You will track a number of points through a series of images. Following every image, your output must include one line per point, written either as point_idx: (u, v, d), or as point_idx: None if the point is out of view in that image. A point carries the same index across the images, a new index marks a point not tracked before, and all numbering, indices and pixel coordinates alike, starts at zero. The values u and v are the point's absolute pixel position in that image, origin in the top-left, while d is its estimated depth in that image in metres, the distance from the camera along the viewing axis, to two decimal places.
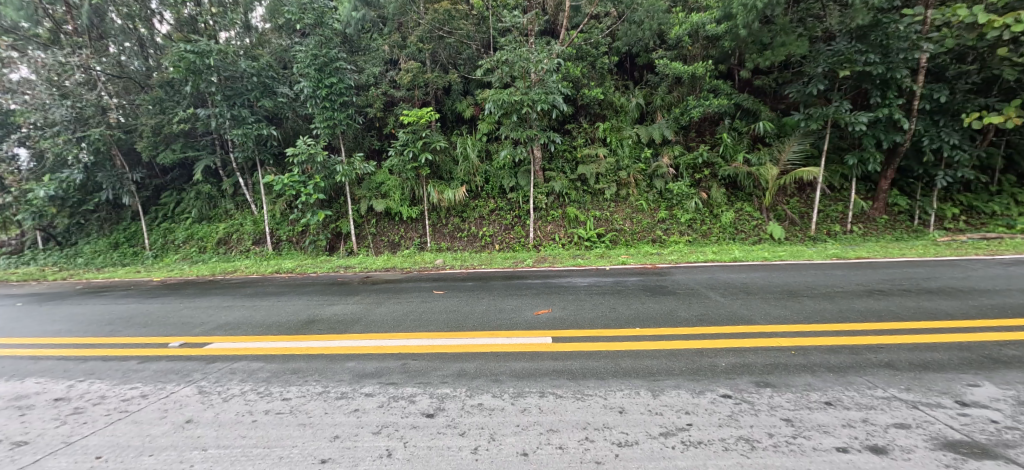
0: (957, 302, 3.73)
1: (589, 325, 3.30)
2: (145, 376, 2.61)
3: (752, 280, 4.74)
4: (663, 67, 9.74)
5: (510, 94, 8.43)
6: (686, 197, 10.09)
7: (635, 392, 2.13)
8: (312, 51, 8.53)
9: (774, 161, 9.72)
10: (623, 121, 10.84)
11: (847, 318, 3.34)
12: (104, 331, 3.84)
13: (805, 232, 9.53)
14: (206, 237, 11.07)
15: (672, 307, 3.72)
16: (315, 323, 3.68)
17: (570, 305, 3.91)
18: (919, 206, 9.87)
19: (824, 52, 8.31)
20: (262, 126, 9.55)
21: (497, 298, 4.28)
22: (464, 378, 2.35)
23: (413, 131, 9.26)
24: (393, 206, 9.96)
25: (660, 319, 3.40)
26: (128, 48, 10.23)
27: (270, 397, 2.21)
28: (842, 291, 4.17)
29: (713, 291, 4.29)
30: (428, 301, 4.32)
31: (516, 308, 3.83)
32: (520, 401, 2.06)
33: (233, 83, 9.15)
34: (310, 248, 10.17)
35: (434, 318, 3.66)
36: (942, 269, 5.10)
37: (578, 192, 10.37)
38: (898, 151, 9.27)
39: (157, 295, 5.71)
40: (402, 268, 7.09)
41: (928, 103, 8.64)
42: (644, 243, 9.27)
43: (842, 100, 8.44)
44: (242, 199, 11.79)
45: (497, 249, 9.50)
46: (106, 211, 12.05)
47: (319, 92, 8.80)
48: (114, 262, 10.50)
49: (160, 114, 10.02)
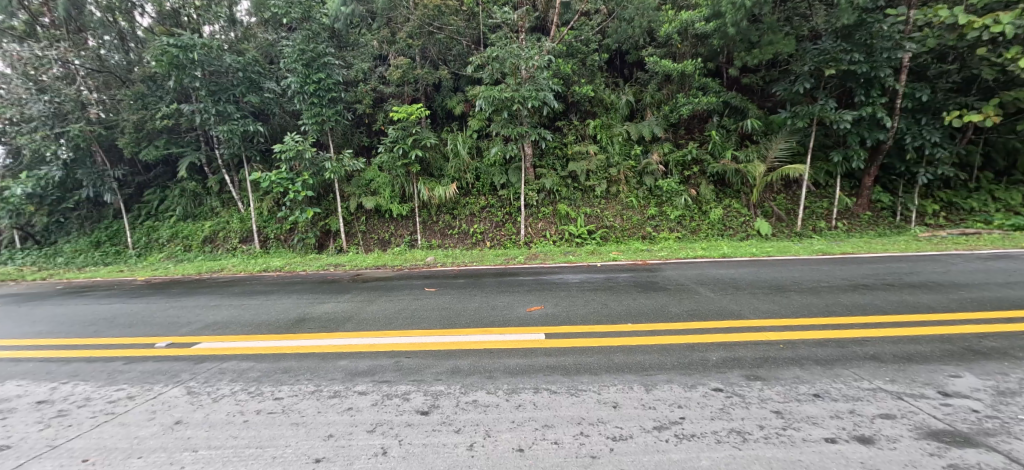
0: (940, 296, 3.84)
1: (581, 321, 3.31)
2: (132, 377, 2.55)
3: (740, 276, 4.82)
4: (653, 65, 9.75)
5: (501, 90, 8.41)
6: (676, 193, 10.22)
7: (628, 387, 2.15)
8: (300, 45, 8.44)
9: (762, 158, 9.93)
10: (613, 119, 10.85)
11: (833, 312, 3.41)
12: (88, 331, 3.75)
13: (792, 228, 9.73)
14: (190, 235, 10.87)
15: (663, 303, 3.76)
16: (304, 322, 3.63)
17: (562, 301, 3.92)
18: (901, 202, 10.16)
19: (811, 50, 8.52)
20: (248, 121, 9.40)
21: (489, 295, 4.28)
22: (458, 376, 2.35)
23: (403, 127, 9.21)
24: (383, 203, 9.87)
25: (652, 315, 3.43)
26: (110, 42, 9.90)
27: (261, 397, 2.18)
28: (828, 286, 4.26)
29: (703, 287, 4.35)
30: (421, 298, 4.30)
31: (508, 305, 3.83)
32: (514, 397, 2.07)
33: (217, 78, 9.01)
34: (299, 247, 10.05)
35: (426, 315, 3.64)
36: (924, 264, 5.24)
37: (569, 189, 10.34)
38: (881, 149, 9.52)
39: (141, 295, 5.59)
40: (393, 265, 7.01)
41: (910, 102, 8.90)
42: (634, 239, 9.34)
43: (828, 98, 8.69)
44: (228, 197, 11.56)
45: (488, 246, 9.51)
46: (87, 209, 11.77)
47: (306, 87, 8.72)
48: (97, 261, 10.28)
49: (143, 109, 9.87)
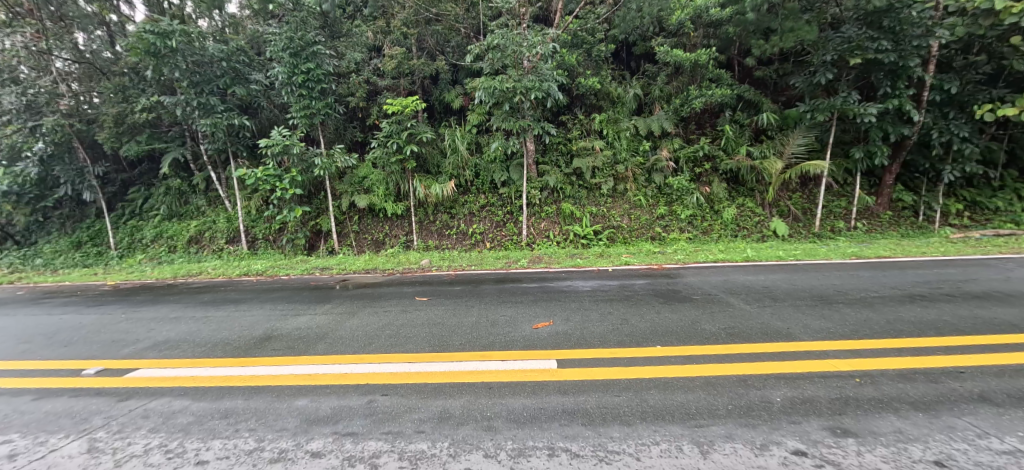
0: (1016, 310, 3.27)
1: (599, 343, 2.74)
2: (29, 423, 1.98)
3: (774, 283, 4.24)
4: (664, 54, 9.11)
5: (501, 81, 7.83)
6: (686, 192, 9.65)
7: (676, 448, 1.58)
8: (288, 33, 7.92)
9: (778, 154, 9.42)
10: (620, 113, 10.23)
11: (900, 331, 2.84)
12: (15, 352, 3.17)
13: (809, 229, 9.24)
14: (176, 236, 10.33)
15: (693, 318, 3.17)
16: (270, 341, 3.07)
17: (573, 315, 3.34)
18: (924, 201, 9.64)
19: (833, 39, 7.96)
20: (233, 114, 8.86)
21: (489, 307, 3.69)
22: (446, 426, 1.78)
23: (397, 121, 8.67)
24: (377, 202, 9.30)
25: (683, 334, 2.85)
26: (100, 37, 9.50)
27: (179, 460, 1.61)
28: (880, 297, 3.69)
29: (735, 297, 3.76)
30: (409, 311, 3.71)
31: (511, 321, 3.25)
32: (521, 464, 1.50)
33: (200, 68, 8.46)
34: (288, 248, 9.51)
35: (414, 333, 3.07)
36: (975, 271, 4.66)
37: (573, 187, 9.74)
38: (904, 145, 9.06)
39: (101, 303, 4.99)
40: (384, 269, 6.45)
41: (938, 94, 8.40)
42: (642, 241, 8.85)
43: (850, 90, 8.19)
44: (215, 195, 11.06)
45: (488, 248, 9.01)
46: (69, 208, 11.27)
47: (294, 78, 8.21)
48: (76, 262, 9.79)
49: (123, 103, 9.34)
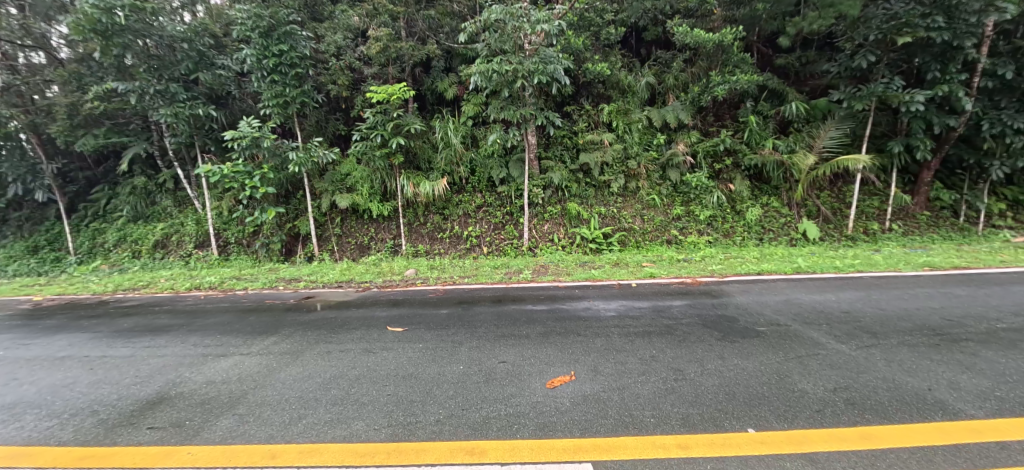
0: None
1: (655, 422, 1.74)
2: None
3: (853, 307, 3.26)
4: (683, 35, 8.08)
5: (501, 64, 6.78)
6: (705, 190, 8.69)
7: None
8: (254, 9, 6.89)
9: (808, 148, 8.43)
10: (631, 103, 9.24)
11: None
12: None
13: (841, 232, 8.32)
14: (140, 239, 9.28)
15: (779, 371, 2.18)
16: (155, 411, 2.05)
17: (602, 363, 2.35)
18: (966, 200, 8.69)
19: (876, 15, 6.98)
20: (197, 103, 7.80)
21: (482, 347, 2.69)
22: None
23: (382, 111, 7.60)
24: (360, 202, 8.27)
25: (780, 404, 1.86)
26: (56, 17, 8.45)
27: None
28: (1013, 330, 2.70)
29: (817, 331, 2.77)
30: (374, 352, 2.69)
31: (514, 375, 2.24)
32: None
33: (160, 51, 7.50)
34: (261, 253, 8.47)
35: (372, 396, 2.06)
36: None
37: (580, 185, 8.77)
38: (948, 138, 8.12)
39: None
40: (360, 282, 5.45)
41: (991, 80, 7.44)
42: (657, 245, 7.94)
43: (893, 76, 7.25)
44: (184, 195, 10.02)
45: (485, 254, 8.06)
46: (29, 209, 10.21)
47: (265, 62, 7.18)
48: (28, 271, 8.72)
49: (78, 91, 8.27)
